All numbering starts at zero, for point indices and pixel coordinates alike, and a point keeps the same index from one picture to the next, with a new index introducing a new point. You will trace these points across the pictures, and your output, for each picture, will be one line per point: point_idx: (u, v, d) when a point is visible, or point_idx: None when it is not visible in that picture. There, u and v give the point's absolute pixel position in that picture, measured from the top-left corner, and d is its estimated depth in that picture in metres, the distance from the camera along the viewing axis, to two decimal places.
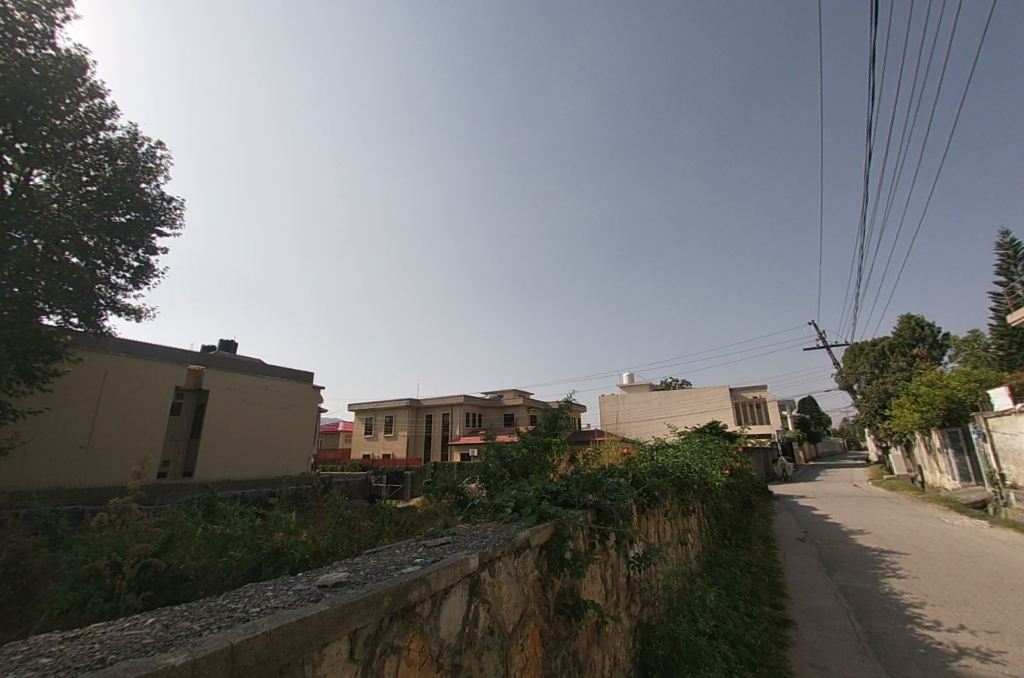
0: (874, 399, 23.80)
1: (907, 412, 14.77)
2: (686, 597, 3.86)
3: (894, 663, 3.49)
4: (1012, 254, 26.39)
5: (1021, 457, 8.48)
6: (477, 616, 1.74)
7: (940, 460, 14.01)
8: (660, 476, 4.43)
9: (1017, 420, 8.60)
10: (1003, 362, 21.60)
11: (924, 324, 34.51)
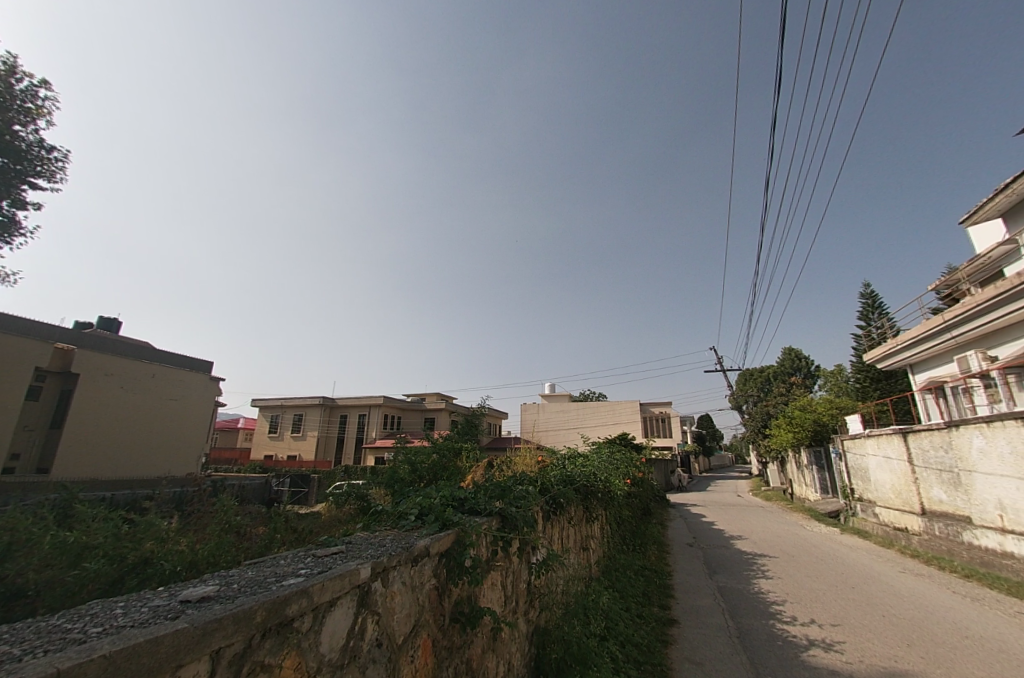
0: (759, 419, 27.00)
1: (784, 433, 16.93)
2: (584, 601, 4.04)
3: (758, 656, 3.92)
4: (870, 304, 31.55)
5: (865, 474, 10.07)
6: (365, 629, 1.68)
7: (806, 475, 16.19)
8: (568, 484, 4.62)
9: (863, 443, 10.22)
10: (857, 393, 25.65)
11: (801, 357, 39.91)
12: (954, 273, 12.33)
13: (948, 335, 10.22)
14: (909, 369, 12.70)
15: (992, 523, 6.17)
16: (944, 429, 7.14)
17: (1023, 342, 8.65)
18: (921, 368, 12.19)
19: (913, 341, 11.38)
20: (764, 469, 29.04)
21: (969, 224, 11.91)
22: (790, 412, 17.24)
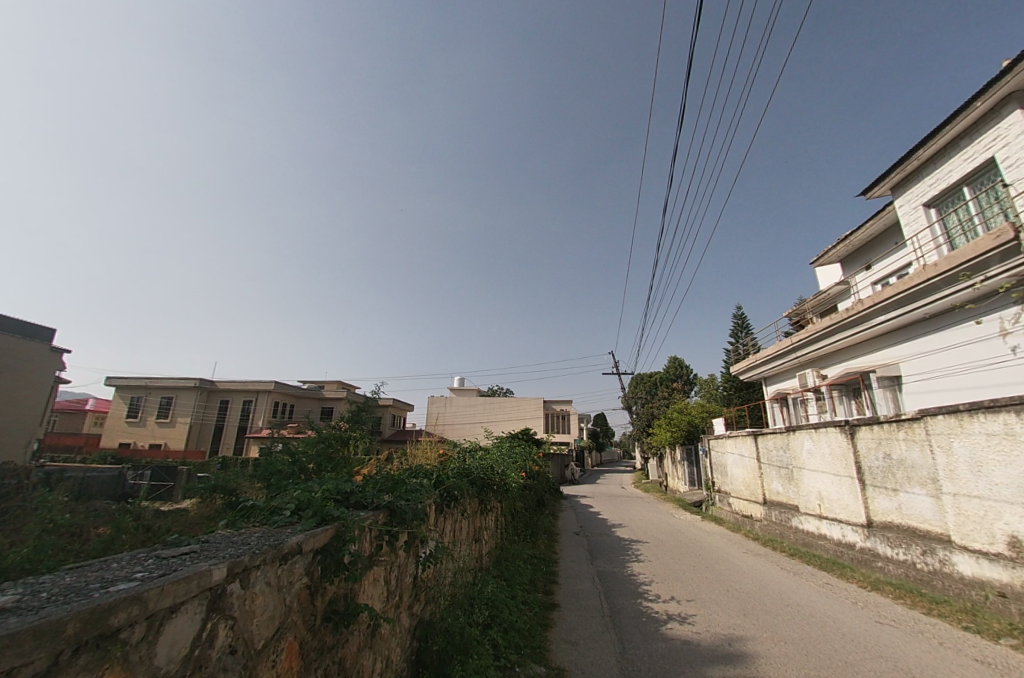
0: (644, 419, 29.83)
1: (663, 432, 18.92)
2: (471, 591, 4.11)
3: (625, 632, 4.34)
4: (739, 325, 36.55)
5: (723, 469, 11.68)
6: (216, 635, 1.53)
7: (678, 470, 18.28)
8: (464, 477, 4.67)
9: (723, 442, 11.83)
10: (723, 399, 29.60)
11: (683, 366, 44.92)
12: (800, 303, 14.72)
13: (793, 355, 12.19)
14: (762, 381, 14.95)
15: (812, 510, 7.52)
16: (784, 432, 8.54)
17: (844, 365, 10.66)
18: (771, 380, 14.43)
19: (769, 358, 13.39)
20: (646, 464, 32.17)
21: (814, 264, 14.31)
22: (670, 414, 19.29)
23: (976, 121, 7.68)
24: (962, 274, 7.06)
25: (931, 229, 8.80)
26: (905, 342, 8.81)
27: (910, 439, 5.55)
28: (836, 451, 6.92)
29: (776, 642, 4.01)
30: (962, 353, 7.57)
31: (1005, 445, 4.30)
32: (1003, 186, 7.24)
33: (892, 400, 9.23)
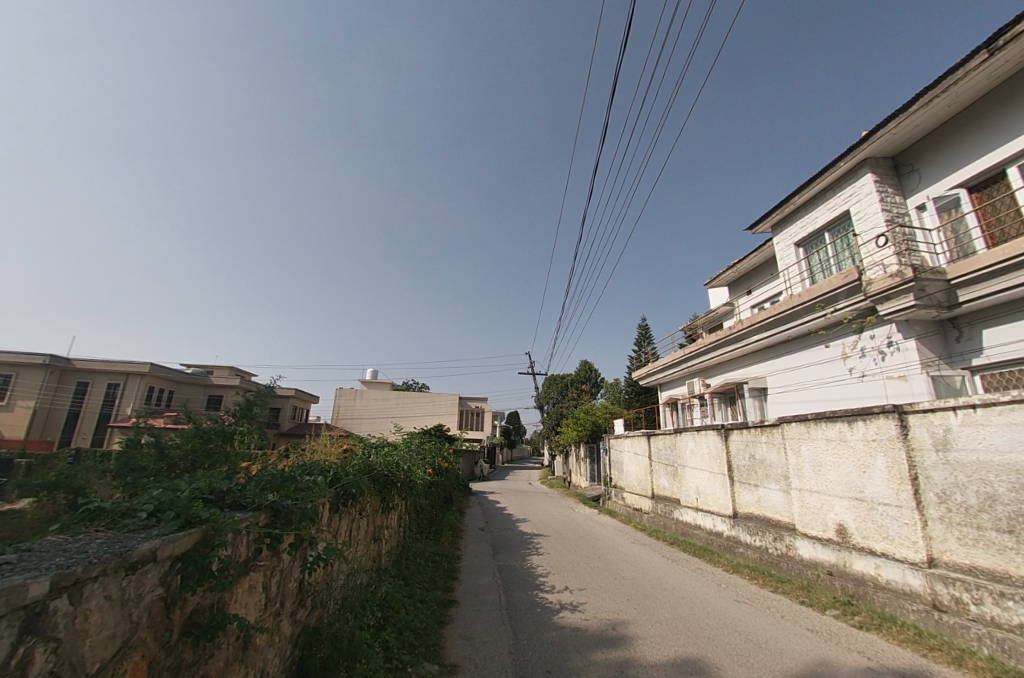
0: (555, 418, 31.17)
1: (571, 430, 19.94)
2: (365, 592, 3.97)
3: (519, 623, 4.49)
4: (643, 334, 39.88)
5: (619, 466, 12.62)
6: (30, 662, 1.29)
7: (581, 466, 19.38)
8: (365, 475, 4.48)
9: (620, 442, 12.76)
10: (625, 402, 31.99)
11: (593, 369, 47.78)
12: (693, 320, 16.38)
13: (685, 365, 13.51)
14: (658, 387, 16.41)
15: (691, 503, 8.42)
16: (672, 433, 9.45)
17: (725, 375, 12.08)
18: (666, 386, 15.87)
19: (666, 366, 14.70)
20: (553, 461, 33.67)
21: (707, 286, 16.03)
22: (578, 414, 20.36)
23: (837, 179, 9.17)
24: (820, 305, 8.35)
25: (798, 265, 10.31)
26: (772, 359, 10.23)
27: (770, 442, 6.45)
28: (713, 451, 7.81)
29: (655, 624, 4.42)
30: (813, 371, 8.98)
31: (838, 448, 5.18)
32: (853, 235, 8.72)
33: (759, 408, 10.70)
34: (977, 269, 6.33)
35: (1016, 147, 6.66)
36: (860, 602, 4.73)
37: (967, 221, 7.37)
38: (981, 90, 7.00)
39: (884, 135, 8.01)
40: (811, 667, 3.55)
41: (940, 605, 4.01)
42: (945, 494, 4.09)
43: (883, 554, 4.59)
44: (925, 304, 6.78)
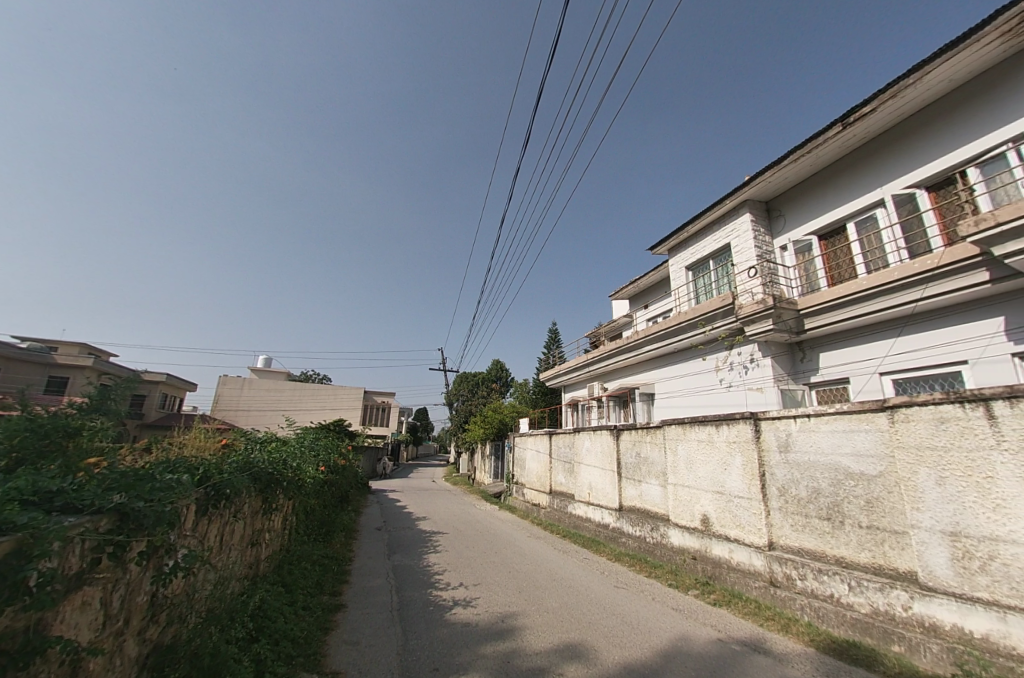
0: (462, 415, 31.29)
1: (477, 428, 20.17)
2: (237, 602, 3.59)
3: (410, 623, 4.39)
4: (552, 339, 41.83)
5: (521, 464, 13.04)
6: None
7: (485, 463, 19.68)
8: (244, 473, 4.05)
9: (523, 440, 13.19)
10: (530, 402, 33.18)
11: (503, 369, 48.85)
12: (597, 328, 17.55)
13: (587, 369, 14.38)
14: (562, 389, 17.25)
15: (583, 498, 8.99)
16: (571, 432, 9.98)
17: (620, 380, 13.11)
18: (569, 388, 16.76)
19: (569, 369, 15.52)
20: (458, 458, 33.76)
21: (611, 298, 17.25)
22: (485, 412, 20.65)
23: (722, 216, 10.44)
24: (702, 323, 9.43)
25: (687, 286, 11.55)
26: (660, 367, 11.32)
27: (653, 442, 7.12)
28: (606, 450, 8.42)
29: (543, 613, 4.62)
30: (692, 381, 10.11)
31: (707, 448, 5.89)
32: (731, 265, 10.00)
33: (646, 410, 11.80)
34: (821, 302, 7.65)
35: (854, 207, 8.17)
36: (716, 582, 5.43)
37: (815, 263, 8.88)
38: (833, 155, 8.47)
39: (762, 181, 9.28)
40: (672, 642, 3.99)
41: (774, 581, 4.76)
42: (784, 487, 4.87)
43: (736, 540, 5.32)
44: (781, 328, 8.02)
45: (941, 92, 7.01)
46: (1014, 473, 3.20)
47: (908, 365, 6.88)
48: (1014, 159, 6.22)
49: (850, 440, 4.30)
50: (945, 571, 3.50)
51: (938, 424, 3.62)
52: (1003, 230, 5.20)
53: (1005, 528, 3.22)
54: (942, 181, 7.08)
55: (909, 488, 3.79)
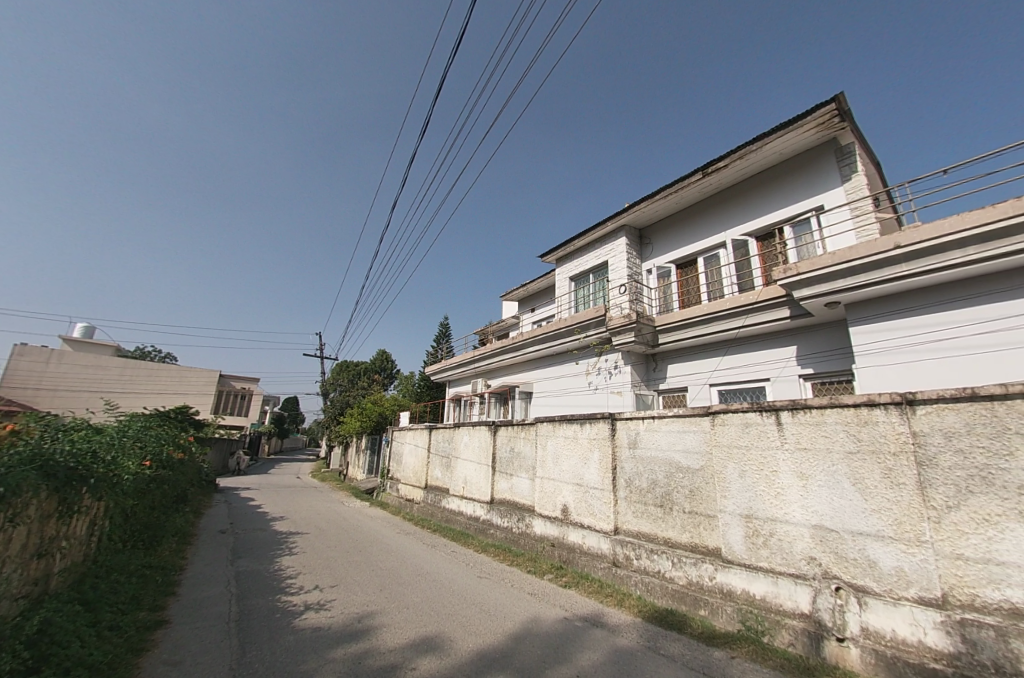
0: (338, 407, 29.36)
1: (353, 421, 19.13)
2: (4, 628, 2.84)
3: (250, 634, 3.96)
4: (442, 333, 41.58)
5: (396, 458, 12.70)
6: None
7: (359, 458, 18.73)
8: (31, 467, 3.23)
9: (400, 435, 12.84)
10: (414, 396, 32.67)
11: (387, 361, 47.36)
12: (485, 326, 17.95)
13: (472, 366, 14.59)
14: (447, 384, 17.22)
15: (457, 492, 9.09)
16: (451, 427, 10.02)
17: (503, 379, 13.58)
18: (453, 384, 16.80)
19: (455, 365, 15.58)
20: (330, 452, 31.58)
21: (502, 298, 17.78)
22: (363, 405, 19.69)
23: (605, 236, 11.44)
24: (578, 330, 10.26)
25: (569, 295, 12.43)
26: (539, 369, 12.00)
27: (526, 438, 7.51)
28: (482, 445, 8.63)
29: (403, 610, 4.55)
30: (566, 382, 10.90)
31: (571, 444, 6.42)
32: (608, 281, 11.04)
33: (524, 408, 12.40)
34: (674, 322, 8.88)
35: (707, 244, 9.61)
36: (568, 565, 5.93)
37: (672, 287, 10.24)
38: (695, 198, 9.86)
39: (639, 209, 10.39)
40: (524, 625, 4.25)
41: (616, 562, 5.38)
42: (630, 479, 5.53)
43: (588, 526, 5.89)
44: (641, 341, 9.12)
45: (773, 161, 8.65)
46: (790, 467, 4.09)
47: (731, 379, 8.33)
48: (815, 224, 7.95)
49: (682, 439, 5.07)
50: (740, 547, 4.33)
51: (744, 428, 4.46)
52: (802, 278, 6.62)
53: (781, 510, 4.09)
54: (769, 233, 8.72)
55: (720, 479, 4.60)
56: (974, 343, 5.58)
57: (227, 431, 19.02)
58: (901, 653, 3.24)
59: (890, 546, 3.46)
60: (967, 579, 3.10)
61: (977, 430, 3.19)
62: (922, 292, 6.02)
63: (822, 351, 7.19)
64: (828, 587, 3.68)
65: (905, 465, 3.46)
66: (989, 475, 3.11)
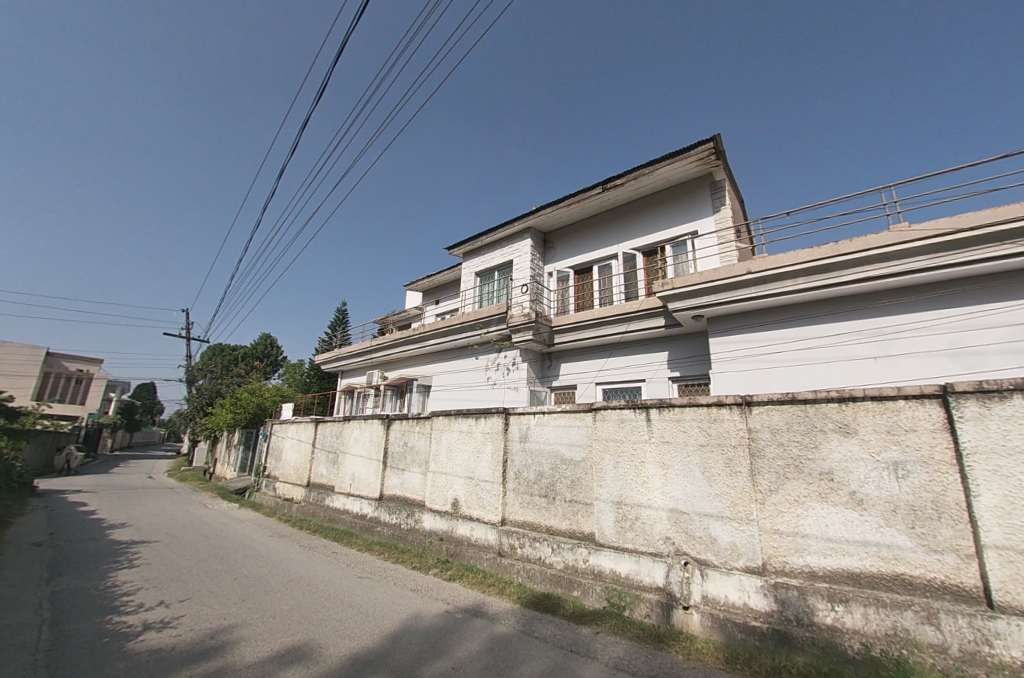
0: (206, 396, 25.82)
1: (222, 413, 16.96)
2: None
3: (63, 665, 3.29)
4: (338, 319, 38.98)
5: (275, 454, 11.58)
6: None
7: (230, 455, 16.70)
8: None
9: (281, 429, 11.71)
10: (302, 386, 30.21)
11: (272, 347, 43.03)
12: (386, 315, 17.24)
13: (368, 356, 13.90)
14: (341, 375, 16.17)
15: (343, 489, 8.59)
16: (340, 421, 9.41)
17: (400, 371, 13.16)
18: (346, 375, 15.84)
19: (349, 355, 14.70)
20: (195, 448, 27.64)
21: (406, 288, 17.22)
22: (238, 395, 17.57)
23: (512, 236, 11.71)
24: (479, 326, 10.37)
25: (474, 291, 12.49)
26: (438, 362, 11.86)
27: (420, 432, 7.37)
28: (374, 439, 8.26)
29: (269, 620, 4.16)
30: (465, 377, 10.94)
31: (465, 438, 6.46)
32: (512, 280, 11.32)
33: (420, 402, 12.16)
34: (569, 324, 9.42)
35: (604, 254, 10.35)
36: (455, 559, 5.96)
37: (569, 291, 10.86)
38: (596, 210, 10.56)
39: (546, 214, 10.81)
40: (402, 622, 4.17)
41: (501, 552, 5.54)
42: (518, 472, 5.74)
43: (476, 519, 5.98)
44: (538, 340, 9.52)
45: (662, 186, 9.62)
46: (655, 458, 4.59)
47: (614, 379, 9.09)
48: (690, 246, 9.05)
49: (567, 433, 5.40)
50: (610, 531, 4.75)
51: (620, 424, 4.90)
52: (678, 293, 7.47)
53: (645, 497, 4.58)
54: (655, 250, 9.68)
55: (597, 470, 5.00)
56: (800, 357, 6.82)
57: (52, 422, 15.55)
58: (731, 615, 3.84)
59: (727, 525, 4.07)
60: (780, 549, 3.79)
61: (795, 427, 3.90)
62: (766, 312, 7.18)
63: (688, 357, 8.19)
64: (679, 563, 4.21)
65: (742, 455, 4.10)
66: (800, 464, 3.82)
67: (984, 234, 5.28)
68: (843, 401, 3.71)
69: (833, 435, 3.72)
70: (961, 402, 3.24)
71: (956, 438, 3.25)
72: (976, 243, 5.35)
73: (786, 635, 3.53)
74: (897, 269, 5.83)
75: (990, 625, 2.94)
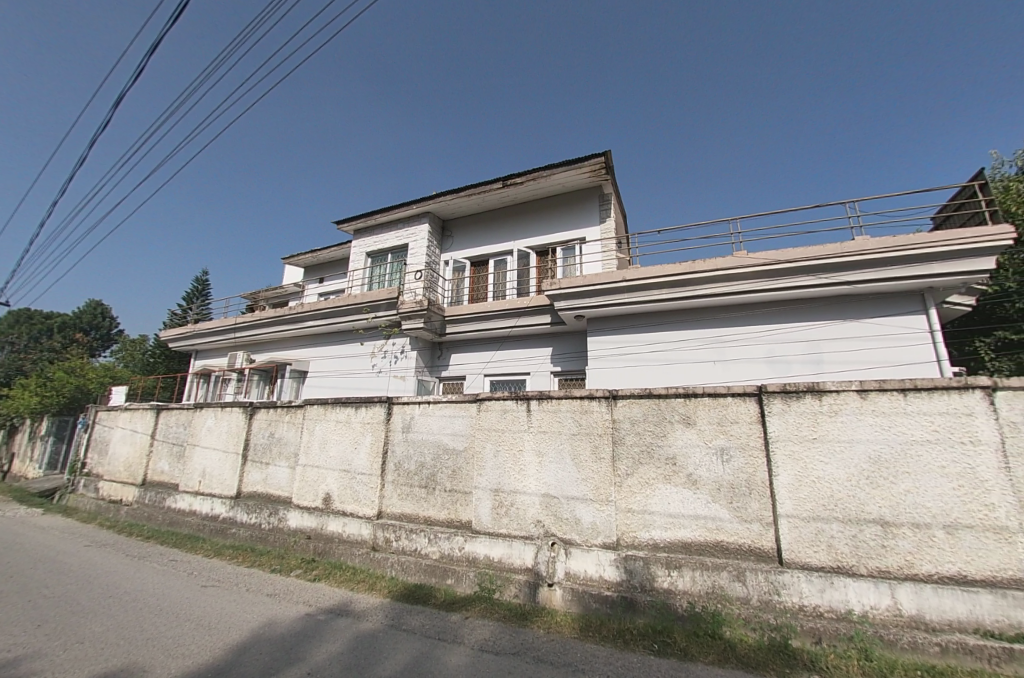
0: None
1: (22, 397, 13.49)
2: None
3: None
4: (197, 291, 33.62)
5: (100, 447, 9.57)
6: None
7: (33, 450, 13.40)
8: None
9: (108, 417, 9.70)
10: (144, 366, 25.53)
11: (104, 319, 35.44)
12: (257, 290, 15.33)
13: (233, 335, 12.23)
14: (197, 356, 13.98)
15: (190, 488, 7.45)
16: (191, 409, 8.12)
17: (272, 354, 11.84)
18: (204, 355, 13.74)
19: (209, 332, 12.77)
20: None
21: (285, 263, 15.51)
22: (47, 375, 14.13)
23: (410, 219, 11.27)
24: (367, 310, 9.81)
25: (363, 272, 11.75)
26: (318, 347, 10.94)
27: (290, 421, 6.71)
28: (233, 429, 7.31)
29: (74, 647, 3.43)
30: (349, 364, 10.28)
31: (342, 428, 6.07)
32: (406, 265, 10.90)
33: (294, 389, 11.09)
34: (462, 315, 9.41)
35: (501, 249, 10.54)
36: (322, 557, 5.57)
37: (464, 282, 10.84)
38: (496, 204, 10.69)
39: (446, 202, 10.61)
40: (254, 631, 3.77)
41: (375, 546, 5.34)
42: (398, 463, 5.59)
43: (350, 513, 5.68)
44: (429, 329, 9.35)
45: (558, 191, 10.10)
46: (532, 447, 4.83)
47: (501, 371, 9.34)
48: (578, 251, 9.70)
49: (451, 423, 5.40)
50: (486, 518, 4.88)
51: (501, 414, 5.05)
52: (566, 293, 7.95)
53: (520, 483, 4.81)
54: (548, 251, 10.16)
55: (477, 459, 5.09)
56: (661, 358, 7.76)
57: None
58: (588, 587, 4.23)
59: (590, 507, 4.47)
60: (632, 526, 4.29)
61: (649, 418, 4.43)
62: (638, 317, 8.01)
63: (570, 354, 8.78)
64: (547, 544, 4.51)
65: (606, 443, 4.54)
66: (652, 451, 4.35)
67: (798, 267, 6.59)
68: (688, 396, 4.32)
69: (679, 426, 4.30)
70: (771, 400, 4.01)
71: (766, 429, 4.01)
72: (792, 274, 6.65)
73: (631, 600, 4.00)
74: (739, 289, 6.95)
75: (779, 578, 3.69)
